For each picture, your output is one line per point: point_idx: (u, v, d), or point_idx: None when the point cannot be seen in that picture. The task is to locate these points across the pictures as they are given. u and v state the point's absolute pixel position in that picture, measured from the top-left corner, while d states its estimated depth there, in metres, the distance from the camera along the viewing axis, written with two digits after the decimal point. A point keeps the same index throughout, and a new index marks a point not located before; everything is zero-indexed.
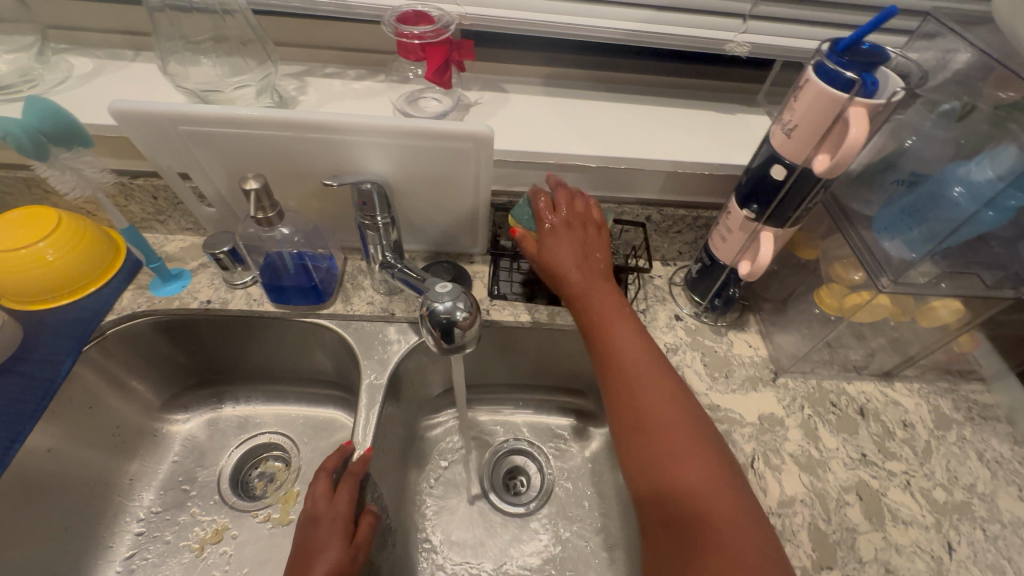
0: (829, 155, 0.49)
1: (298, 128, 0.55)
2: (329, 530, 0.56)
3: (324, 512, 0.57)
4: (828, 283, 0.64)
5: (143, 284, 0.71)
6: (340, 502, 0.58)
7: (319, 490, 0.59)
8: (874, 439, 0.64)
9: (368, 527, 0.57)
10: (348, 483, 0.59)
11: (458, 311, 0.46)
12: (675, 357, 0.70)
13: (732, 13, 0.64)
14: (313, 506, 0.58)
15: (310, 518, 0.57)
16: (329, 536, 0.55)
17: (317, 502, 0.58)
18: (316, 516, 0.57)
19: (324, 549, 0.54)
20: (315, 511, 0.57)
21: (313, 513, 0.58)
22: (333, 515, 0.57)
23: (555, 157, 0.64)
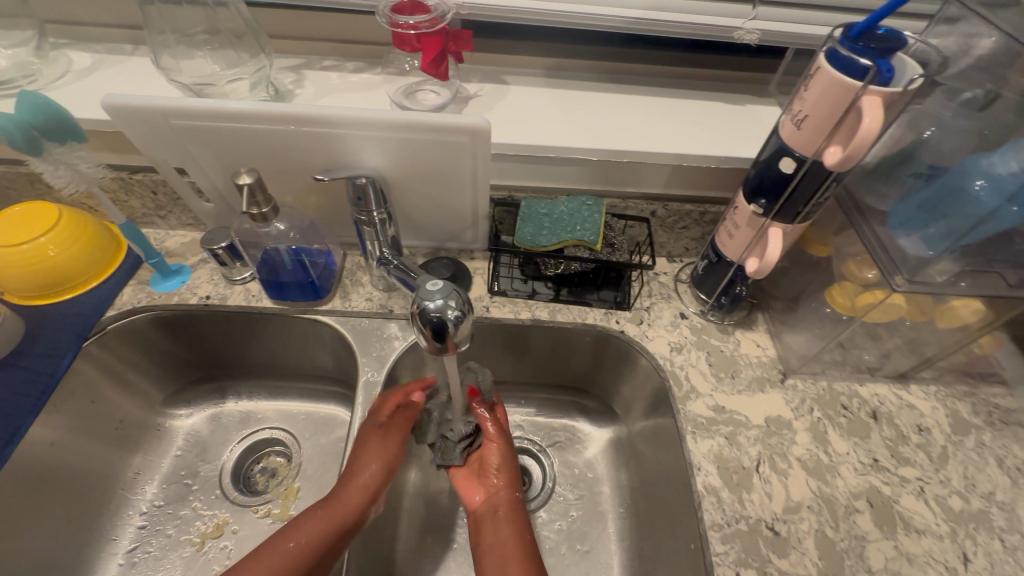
0: (842, 146, 0.47)
1: (290, 121, 0.54)
2: (387, 441, 0.61)
3: (386, 425, 0.62)
4: (840, 281, 0.61)
5: (143, 280, 0.72)
6: (400, 427, 0.63)
7: (387, 406, 0.63)
8: (887, 444, 0.62)
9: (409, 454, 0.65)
10: (411, 415, 0.64)
11: (449, 310, 0.44)
12: (680, 357, 0.68)
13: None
14: (375, 411, 0.63)
15: (377, 425, 0.62)
16: (386, 447, 0.61)
17: (381, 411, 0.62)
18: (382, 424, 0.62)
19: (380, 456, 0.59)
20: (381, 421, 0.62)
21: (380, 421, 0.62)
22: (391, 428, 0.62)
23: (555, 151, 0.62)
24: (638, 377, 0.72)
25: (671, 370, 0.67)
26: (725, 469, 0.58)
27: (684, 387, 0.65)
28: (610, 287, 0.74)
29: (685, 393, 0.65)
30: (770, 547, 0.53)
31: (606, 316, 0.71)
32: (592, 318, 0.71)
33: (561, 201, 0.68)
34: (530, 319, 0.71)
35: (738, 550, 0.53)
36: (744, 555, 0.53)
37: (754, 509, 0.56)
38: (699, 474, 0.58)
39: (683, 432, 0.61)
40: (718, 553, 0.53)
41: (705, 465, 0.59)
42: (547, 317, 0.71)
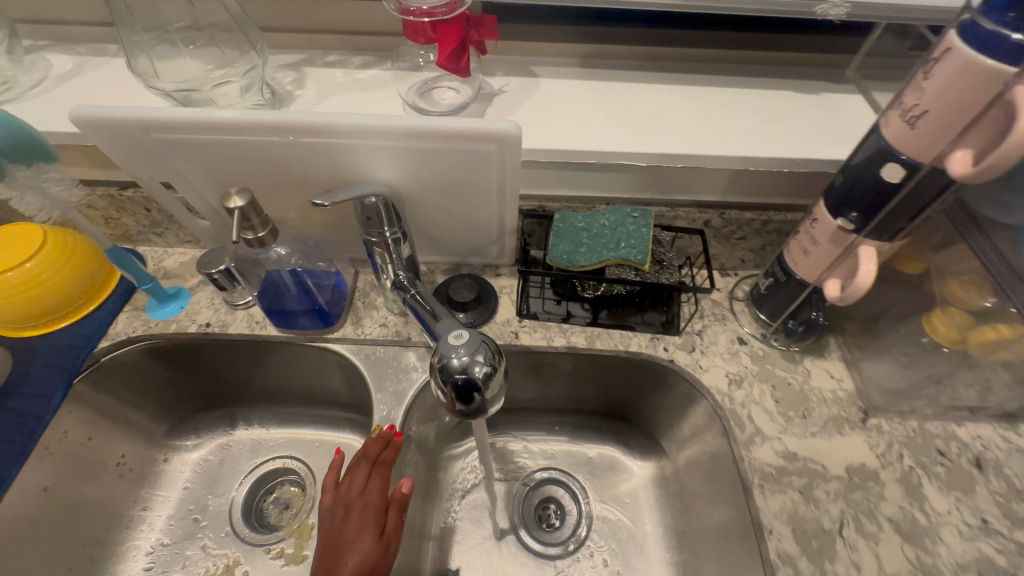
0: (973, 151, 0.37)
1: (287, 132, 0.46)
2: (358, 520, 0.50)
3: (352, 501, 0.51)
4: (945, 305, 0.51)
5: (139, 305, 0.65)
6: (371, 492, 0.52)
7: (353, 479, 0.53)
8: (996, 500, 0.52)
9: (394, 512, 0.51)
10: (380, 473, 0.53)
11: (477, 366, 0.36)
12: (740, 391, 0.59)
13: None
14: (339, 491, 0.52)
15: (340, 508, 0.51)
16: (357, 529, 0.49)
17: (346, 489, 0.52)
18: (346, 504, 0.51)
19: (353, 542, 0.48)
20: (345, 500, 0.51)
21: (344, 501, 0.51)
22: (362, 503, 0.51)
23: (596, 156, 0.53)
24: (689, 412, 0.63)
25: (730, 408, 0.57)
26: (800, 533, 0.49)
27: (747, 429, 0.56)
28: (655, 307, 0.64)
29: (748, 437, 0.55)
30: None
31: (651, 342, 0.62)
32: (635, 345, 0.62)
33: (601, 212, 0.59)
34: (566, 347, 0.62)
35: None
36: None
37: None
38: (769, 539, 0.49)
39: (748, 485, 0.52)
40: None
41: (777, 527, 0.50)
42: (585, 345, 0.62)
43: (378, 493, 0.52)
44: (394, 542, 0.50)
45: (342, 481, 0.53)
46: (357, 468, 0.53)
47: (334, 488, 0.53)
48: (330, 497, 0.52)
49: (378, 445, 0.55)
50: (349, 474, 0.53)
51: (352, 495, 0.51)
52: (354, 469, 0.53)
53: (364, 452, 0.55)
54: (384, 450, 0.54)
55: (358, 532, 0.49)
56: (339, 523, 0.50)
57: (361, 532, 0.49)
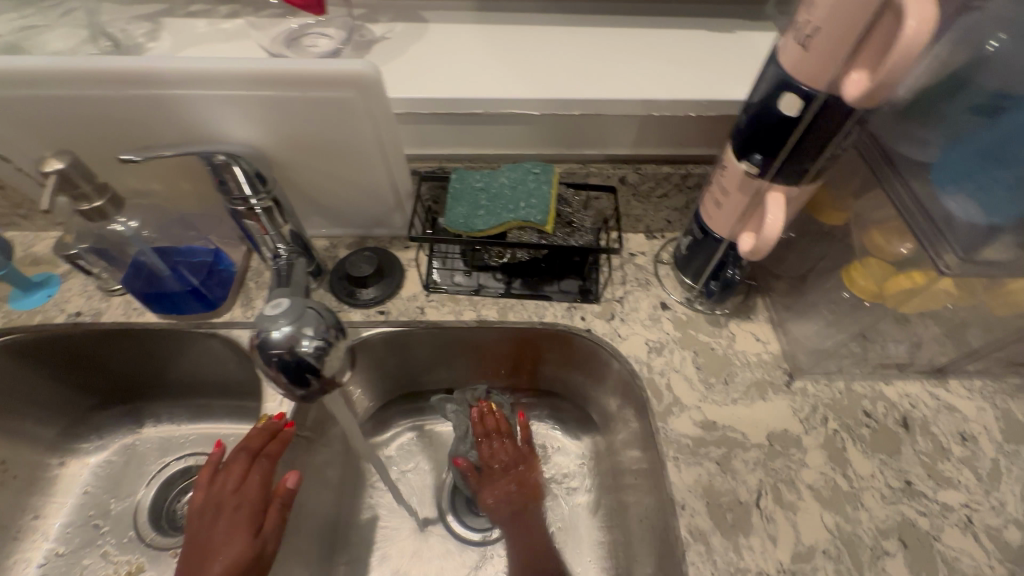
0: (868, 71, 0.32)
1: (116, 83, 0.41)
2: (229, 521, 0.44)
3: (225, 500, 0.45)
4: (863, 258, 0.47)
5: (3, 297, 0.59)
6: (249, 490, 0.46)
7: (228, 475, 0.46)
8: (922, 460, 0.49)
9: (275, 511, 0.46)
10: (262, 467, 0.47)
11: (305, 341, 0.31)
12: (660, 359, 0.55)
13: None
14: (213, 489, 0.46)
15: (211, 508, 0.45)
16: (227, 532, 0.43)
17: (219, 487, 0.46)
18: (219, 503, 0.45)
19: (222, 546, 0.43)
20: (218, 499, 0.45)
21: (216, 500, 0.45)
22: (237, 502, 0.45)
23: (486, 105, 0.48)
24: (612, 385, 0.59)
25: (648, 377, 0.54)
26: (716, 506, 0.46)
27: (665, 399, 0.52)
28: (573, 275, 0.60)
29: (666, 407, 0.52)
30: None
31: (569, 312, 0.58)
32: (551, 316, 0.57)
33: (502, 170, 0.53)
34: (475, 321, 0.57)
35: None
36: None
37: (753, 559, 0.44)
38: (682, 515, 0.46)
39: (664, 458, 0.49)
40: None
41: (691, 502, 0.46)
42: (496, 317, 0.57)
43: (257, 490, 0.46)
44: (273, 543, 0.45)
45: (217, 477, 0.47)
46: (235, 462, 0.47)
47: (208, 484, 0.47)
48: (204, 493, 0.46)
49: (263, 434, 0.49)
50: (225, 468, 0.47)
51: (225, 493, 0.45)
52: (230, 463, 0.47)
53: (244, 444, 0.48)
54: (269, 443, 0.48)
55: (227, 536, 0.43)
56: (207, 524, 0.44)
57: (231, 535, 0.43)
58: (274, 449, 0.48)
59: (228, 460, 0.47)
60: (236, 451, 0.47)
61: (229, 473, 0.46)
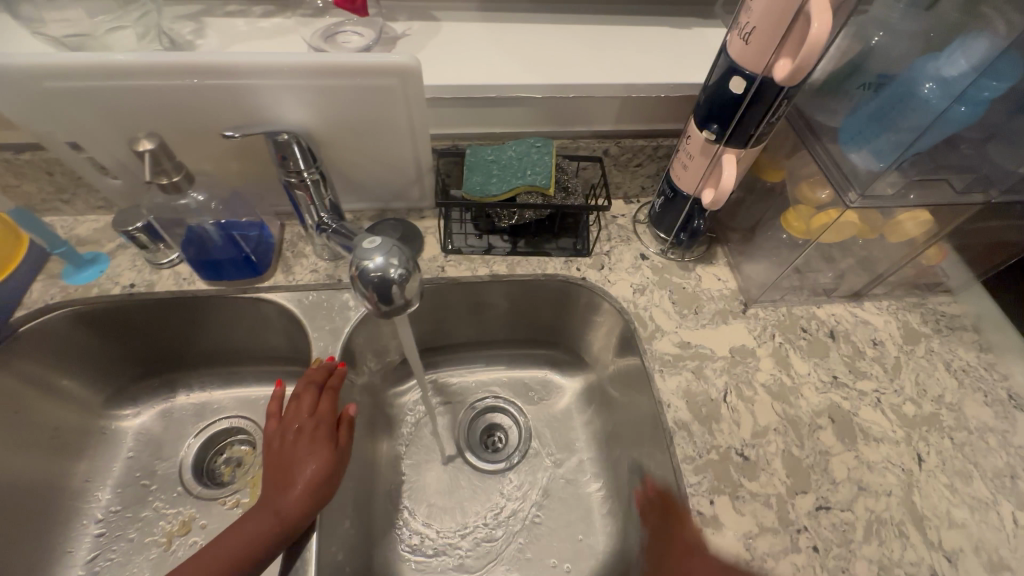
0: (791, 58, 0.45)
1: (193, 74, 0.48)
2: (310, 438, 0.54)
3: (303, 422, 0.55)
4: (795, 206, 0.61)
5: (54, 274, 0.64)
6: (322, 413, 0.56)
7: (302, 403, 0.56)
8: (845, 360, 0.63)
9: (346, 430, 0.56)
10: (329, 396, 0.57)
11: (392, 269, 0.40)
12: (643, 298, 0.67)
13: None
14: (288, 416, 0.56)
15: (292, 430, 0.55)
16: (310, 444, 0.54)
17: (296, 413, 0.56)
18: (298, 426, 0.55)
19: (308, 456, 0.53)
20: (298, 422, 0.55)
21: (295, 424, 0.55)
22: (314, 422, 0.55)
23: (497, 90, 0.58)
24: (603, 323, 0.71)
25: (635, 312, 0.66)
26: (693, 403, 0.59)
27: (649, 327, 0.64)
28: (568, 234, 0.71)
29: (650, 333, 0.64)
30: (741, 472, 0.55)
31: (566, 264, 0.69)
32: (552, 268, 0.69)
33: (508, 145, 0.64)
34: (489, 275, 0.68)
35: (710, 478, 0.54)
36: (717, 483, 0.54)
37: (724, 437, 0.57)
38: (668, 411, 0.58)
39: (651, 371, 0.61)
40: (692, 485, 0.54)
41: (674, 401, 0.59)
42: (506, 272, 0.68)
43: (326, 412, 0.56)
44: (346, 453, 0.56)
45: (290, 406, 0.57)
46: (305, 394, 0.57)
47: (284, 413, 0.57)
48: (282, 420, 0.56)
49: (324, 372, 0.59)
50: (298, 398, 0.57)
51: (302, 417, 0.56)
52: (303, 394, 0.57)
53: (310, 378, 0.58)
54: (331, 378, 0.59)
55: (310, 448, 0.53)
56: (291, 441, 0.54)
57: (314, 447, 0.53)
58: (336, 383, 0.59)
59: (300, 391, 0.57)
60: (306, 385, 0.58)
61: (303, 401, 0.56)
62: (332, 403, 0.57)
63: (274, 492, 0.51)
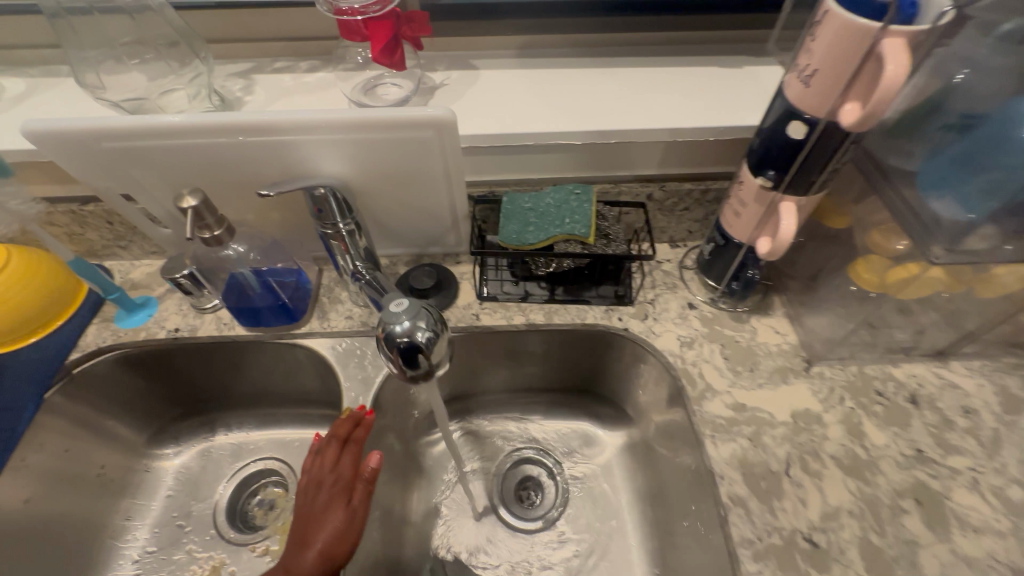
0: (859, 102, 0.40)
1: (237, 133, 0.49)
2: (328, 494, 0.53)
3: (324, 477, 0.54)
4: (863, 256, 0.55)
5: (107, 317, 0.67)
6: (342, 468, 0.55)
7: (324, 459, 0.56)
8: (931, 431, 0.55)
9: (362, 485, 0.53)
10: (351, 450, 0.56)
11: (419, 332, 0.38)
12: (691, 352, 0.62)
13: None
14: (313, 471, 0.56)
15: (313, 484, 0.54)
16: (327, 501, 0.52)
17: (318, 467, 0.55)
18: (319, 480, 0.54)
19: (325, 513, 0.52)
20: (319, 476, 0.54)
21: (315, 478, 0.55)
22: (334, 477, 0.54)
23: (534, 138, 0.56)
24: (646, 375, 0.66)
25: (682, 368, 0.61)
26: (751, 476, 0.53)
27: (698, 386, 0.59)
28: (609, 281, 0.68)
29: (700, 393, 0.58)
30: (810, 562, 0.48)
31: (607, 313, 0.65)
32: (591, 317, 0.65)
33: (546, 192, 0.62)
34: (525, 324, 0.65)
35: (773, 568, 0.47)
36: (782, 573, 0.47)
37: (788, 519, 0.50)
38: (722, 484, 0.52)
39: (701, 437, 0.55)
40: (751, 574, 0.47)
41: (728, 473, 0.53)
42: (543, 321, 0.65)
43: (348, 467, 0.55)
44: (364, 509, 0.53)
45: (314, 461, 0.56)
46: (328, 449, 0.56)
47: (309, 468, 0.56)
48: (307, 476, 0.56)
49: (348, 422, 0.58)
50: (321, 453, 0.56)
51: (323, 471, 0.55)
52: (325, 447, 0.56)
53: (333, 430, 0.57)
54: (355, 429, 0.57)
55: (328, 504, 0.52)
56: (311, 497, 0.53)
57: (331, 504, 0.52)
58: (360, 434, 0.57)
59: (324, 446, 0.57)
60: (328, 438, 0.57)
61: (326, 454, 0.56)
62: (353, 455, 0.56)
63: (291, 551, 0.50)
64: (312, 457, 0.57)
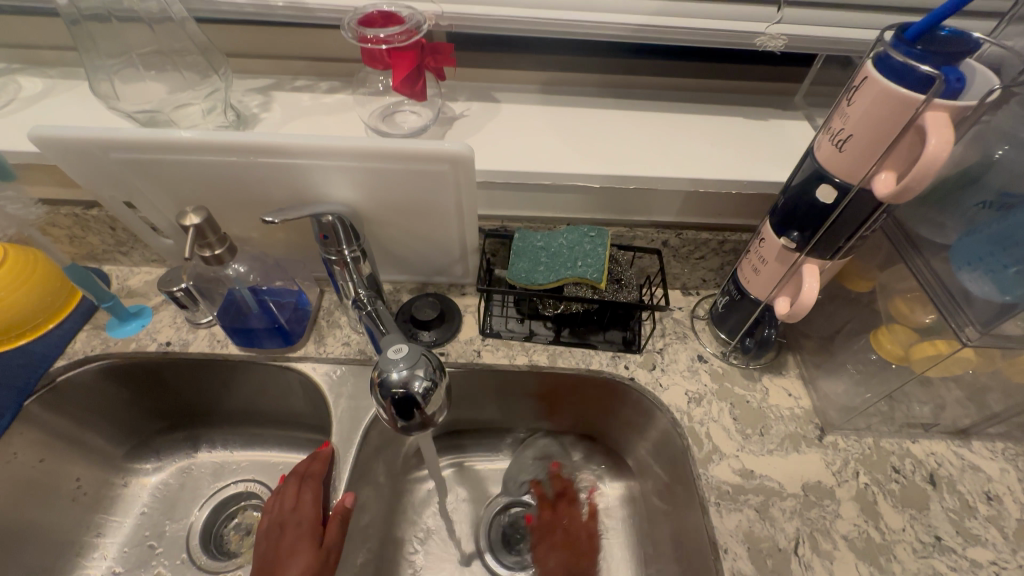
0: (895, 172, 0.39)
1: (244, 152, 0.48)
2: (293, 536, 0.52)
3: (287, 518, 0.54)
4: (888, 324, 0.53)
5: (100, 324, 0.65)
6: (304, 506, 0.54)
7: (286, 498, 0.55)
8: (950, 517, 0.52)
9: (336, 525, 0.52)
10: (309, 485, 0.55)
11: (415, 382, 0.37)
12: (699, 409, 0.59)
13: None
14: (278, 511, 0.55)
15: (278, 526, 0.54)
16: (293, 544, 0.51)
17: (281, 508, 0.55)
18: (282, 523, 0.54)
19: (291, 557, 0.50)
20: (280, 518, 0.54)
21: (280, 520, 0.54)
22: (296, 519, 0.53)
23: (552, 178, 0.55)
24: (649, 429, 0.63)
25: (689, 426, 0.58)
26: (756, 552, 0.49)
27: (705, 447, 0.56)
28: (617, 326, 0.65)
29: (706, 455, 0.56)
30: None
31: (613, 360, 0.63)
32: (597, 363, 0.62)
33: (559, 232, 0.60)
34: (527, 365, 0.62)
35: None
36: None
37: None
38: (725, 558, 0.49)
39: (705, 503, 0.52)
40: None
41: (733, 546, 0.50)
42: (547, 363, 0.62)
43: (310, 503, 0.54)
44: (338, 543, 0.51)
45: (278, 502, 0.55)
46: (291, 490, 0.55)
47: (272, 510, 0.55)
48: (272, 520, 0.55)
49: (311, 460, 0.57)
50: (287, 492, 0.55)
51: (285, 512, 0.54)
52: (287, 487, 0.56)
53: (294, 471, 0.57)
54: (311, 463, 0.56)
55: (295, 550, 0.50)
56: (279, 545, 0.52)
57: (304, 551, 0.50)
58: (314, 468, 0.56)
59: (287, 485, 0.56)
60: (292, 476, 0.56)
61: (287, 490, 0.56)
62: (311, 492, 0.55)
63: None
64: (276, 499, 0.56)
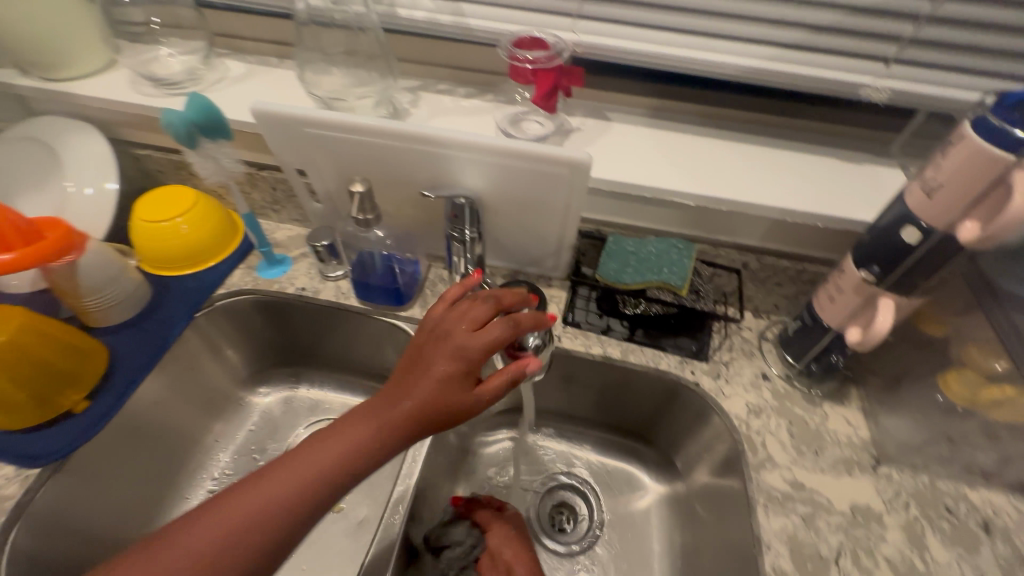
0: (980, 221, 0.43)
1: (403, 139, 0.59)
2: (453, 353, 0.48)
3: (457, 334, 0.49)
4: (958, 367, 0.56)
5: (250, 265, 0.79)
6: (482, 339, 0.48)
7: (467, 315, 0.50)
8: (1000, 564, 0.53)
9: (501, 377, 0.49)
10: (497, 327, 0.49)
11: None
12: (758, 421, 0.63)
13: (886, 36, 0.58)
14: (449, 323, 0.50)
15: (434, 340, 0.50)
16: (450, 360, 0.48)
17: (457, 319, 0.50)
18: (445, 340, 0.49)
19: (448, 372, 0.47)
20: (444, 333, 0.49)
21: (446, 330, 0.50)
22: (466, 350, 0.48)
23: (652, 192, 0.63)
24: (704, 434, 0.68)
25: (746, 433, 0.62)
26: (798, 554, 0.54)
27: (760, 454, 0.61)
28: (688, 334, 0.70)
29: (760, 461, 0.60)
30: None
31: (681, 364, 0.68)
32: (665, 364, 0.68)
33: (649, 241, 0.67)
34: (601, 355, 0.69)
35: None
36: None
37: None
38: (767, 552, 0.54)
39: (755, 504, 0.57)
40: None
41: (776, 544, 0.54)
42: (619, 356, 0.69)
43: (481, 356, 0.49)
44: (480, 407, 0.48)
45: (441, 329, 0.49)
46: (464, 325, 0.49)
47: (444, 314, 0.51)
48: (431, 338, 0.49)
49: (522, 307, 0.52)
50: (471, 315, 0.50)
51: (443, 352, 0.48)
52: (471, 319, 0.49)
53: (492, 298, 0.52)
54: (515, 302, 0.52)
55: (433, 396, 0.47)
56: (414, 387, 0.47)
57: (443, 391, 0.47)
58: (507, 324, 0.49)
59: (462, 308, 0.50)
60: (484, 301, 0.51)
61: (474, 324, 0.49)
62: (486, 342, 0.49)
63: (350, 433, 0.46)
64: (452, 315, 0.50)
